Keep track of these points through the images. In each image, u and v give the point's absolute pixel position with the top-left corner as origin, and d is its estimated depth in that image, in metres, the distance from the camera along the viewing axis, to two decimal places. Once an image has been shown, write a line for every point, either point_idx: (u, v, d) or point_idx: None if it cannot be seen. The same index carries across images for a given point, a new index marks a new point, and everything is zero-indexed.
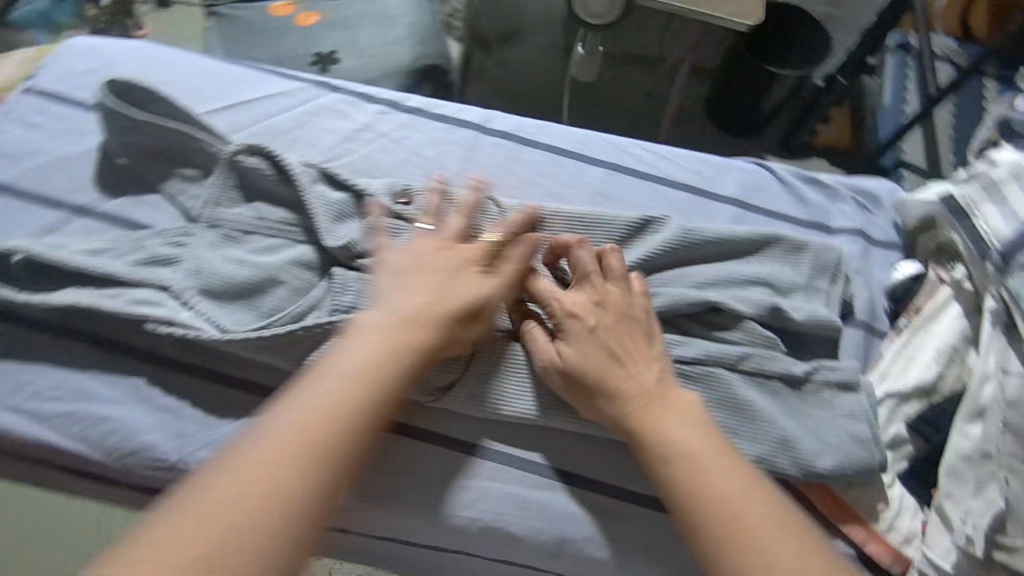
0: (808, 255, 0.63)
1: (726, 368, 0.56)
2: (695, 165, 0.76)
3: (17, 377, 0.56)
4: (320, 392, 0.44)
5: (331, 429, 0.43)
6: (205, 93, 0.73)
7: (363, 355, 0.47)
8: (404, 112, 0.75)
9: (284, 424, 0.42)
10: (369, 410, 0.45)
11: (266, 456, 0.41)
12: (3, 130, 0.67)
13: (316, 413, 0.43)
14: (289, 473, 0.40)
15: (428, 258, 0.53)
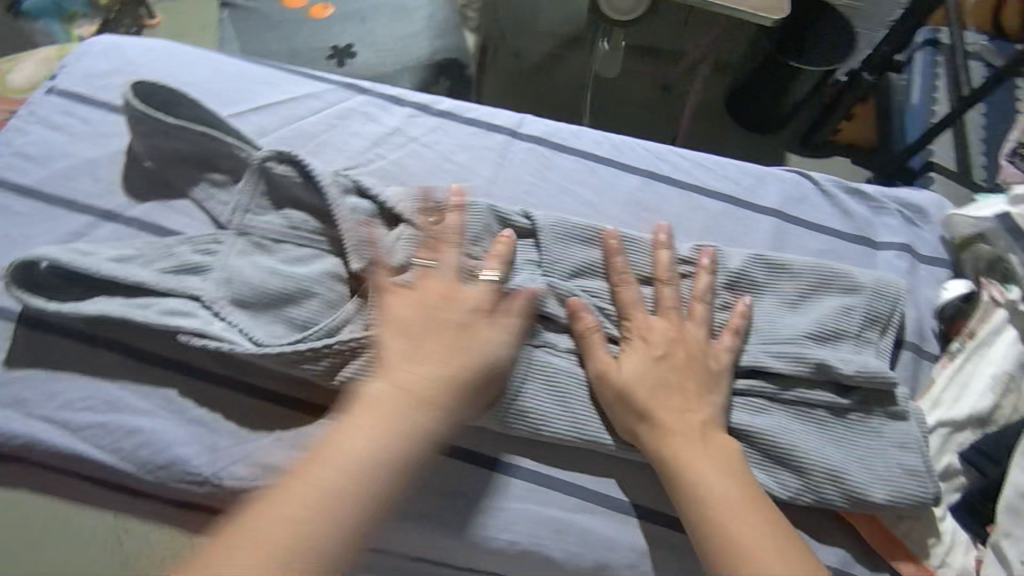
0: (865, 291, 0.62)
1: (768, 399, 0.57)
2: (734, 172, 0.74)
3: (47, 388, 0.55)
4: (314, 469, 0.43)
5: (343, 509, 0.42)
6: (231, 94, 0.71)
7: (362, 424, 0.45)
8: (434, 115, 0.73)
9: (294, 503, 0.42)
10: (383, 487, 0.44)
11: (273, 539, 0.40)
12: (26, 132, 0.65)
13: (306, 492, 0.42)
14: (283, 557, 0.40)
15: (430, 308, 0.52)
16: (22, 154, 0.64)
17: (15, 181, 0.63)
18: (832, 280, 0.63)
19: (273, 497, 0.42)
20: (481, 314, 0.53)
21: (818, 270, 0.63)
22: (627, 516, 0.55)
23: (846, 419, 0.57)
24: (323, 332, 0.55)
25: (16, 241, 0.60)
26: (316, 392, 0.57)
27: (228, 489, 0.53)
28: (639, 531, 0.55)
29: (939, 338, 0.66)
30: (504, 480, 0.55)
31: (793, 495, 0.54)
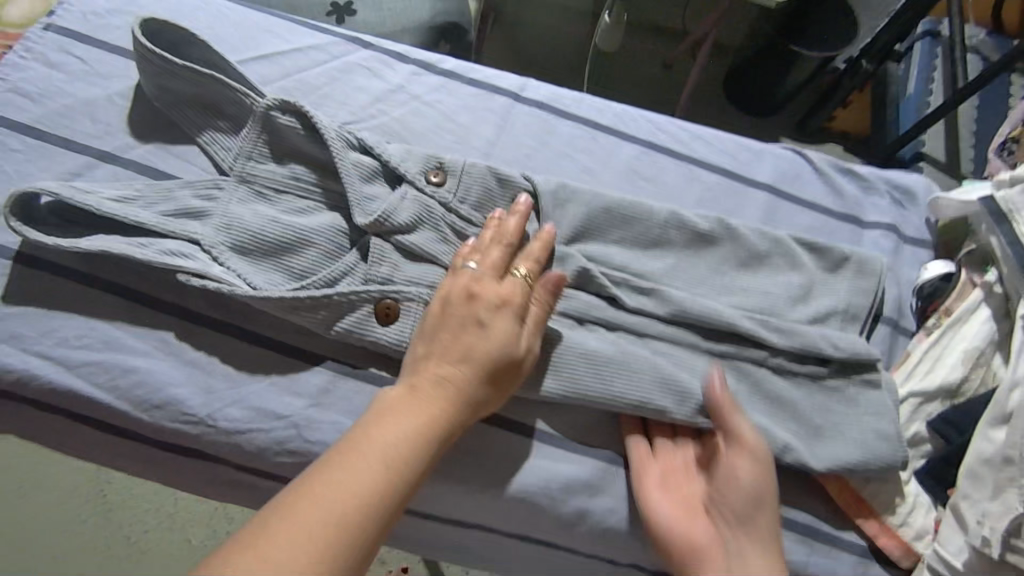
0: (848, 270, 0.65)
1: (757, 362, 0.59)
2: (731, 146, 0.75)
3: (43, 325, 0.55)
4: (367, 465, 0.46)
5: (365, 501, 0.45)
6: (232, 42, 0.70)
7: (406, 428, 0.48)
8: (437, 74, 0.72)
9: (323, 495, 0.44)
10: (398, 481, 0.46)
11: (306, 529, 0.42)
12: (23, 68, 0.64)
13: (365, 489, 0.45)
14: (319, 546, 0.42)
15: (456, 311, 0.53)
16: (17, 90, 0.63)
17: (11, 117, 0.62)
18: (817, 257, 0.65)
19: (326, 487, 0.44)
20: (503, 310, 0.54)
21: (807, 243, 0.65)
22: (607, 467, 0.58)
23: (824, 386, 0.60)
24: (322, 282, 0.57)
25: (14, 177, 0.60)
26: (312, 340, 0.58)
27: (224, 429, 0.54)
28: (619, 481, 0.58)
29: (918, 315, 0.69)
30: (495, 432, 0.58)
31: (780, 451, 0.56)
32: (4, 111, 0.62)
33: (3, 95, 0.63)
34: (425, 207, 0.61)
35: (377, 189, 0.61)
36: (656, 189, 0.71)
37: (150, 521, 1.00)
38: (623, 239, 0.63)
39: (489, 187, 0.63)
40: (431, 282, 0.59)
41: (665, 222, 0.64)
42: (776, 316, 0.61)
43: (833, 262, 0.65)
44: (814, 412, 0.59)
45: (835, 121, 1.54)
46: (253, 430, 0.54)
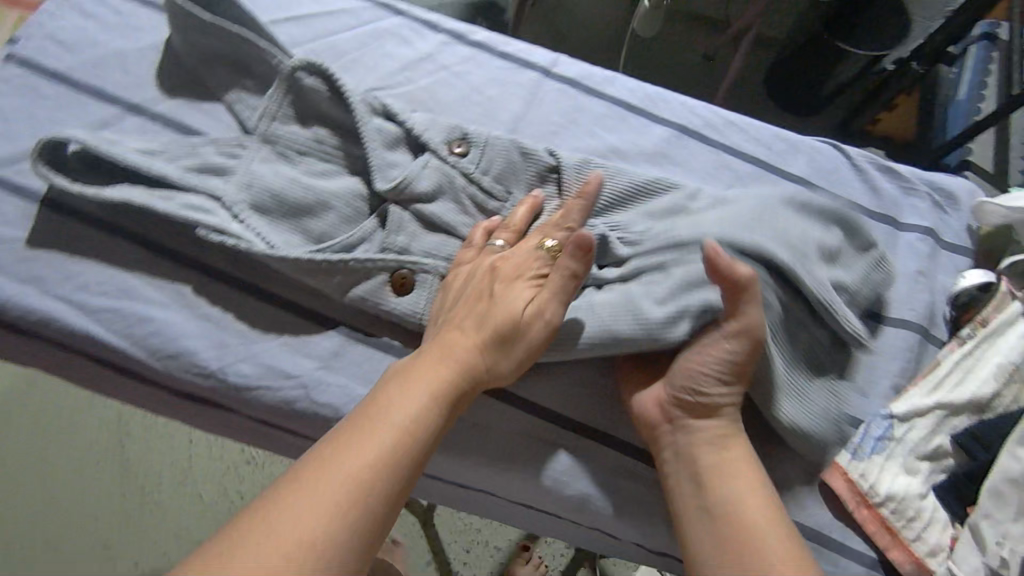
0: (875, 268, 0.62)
1: (778, 308, 0.55)
2: (766, 136, 0.72)
3: (65, 269, 0.56)
4: (385, 428, 0.45)
5: (378, 461, 0.44)
6: (266, 2, 0.69)
7: (423, 395, 0.48)
8: (468, 45, 0.71)
9: (336, 457, 0.43)
10: (411, 441, 0.46)
11: (320, 490, 0.42)
12: (59, 17, 0.65)
13: (381, 451, 0.44)
14: (333, 504, 0.41)
15: (475, 284, 0.54)
16: (52, 38, 0.63)
17: (45, 64, 0.62)
18: (849, 235, 0.61)
19: (342, 450, 0.44)
20: (519, 278, 0.54)
21: (848, 218, 0.61)
22: (612, 451, 0.57)
23: (816, 367, 0.58)
24: (337, 248, 0.56)
25: (44, 122, 0.60)
26: (325, 303, 0.58)
27: (233, 384, 0.54)
28: (625, 465, 0.57)
29: (951, 325, 0.66)
30: (503, 409, 0.57)
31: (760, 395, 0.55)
32: (38, 58, 0.63)
33: (39, 42, 0.63)
34: (447, 176, 0.60)
35: (398, 158, 0.60)
36: (685, 175, 0.69)
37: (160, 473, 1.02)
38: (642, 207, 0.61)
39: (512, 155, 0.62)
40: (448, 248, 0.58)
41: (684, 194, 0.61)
42: (811, 259, 0.56)
43: (861, 245, 0.62)
44: (801, 381, 0.57)
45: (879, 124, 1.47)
46: (261, 388, 0.54)
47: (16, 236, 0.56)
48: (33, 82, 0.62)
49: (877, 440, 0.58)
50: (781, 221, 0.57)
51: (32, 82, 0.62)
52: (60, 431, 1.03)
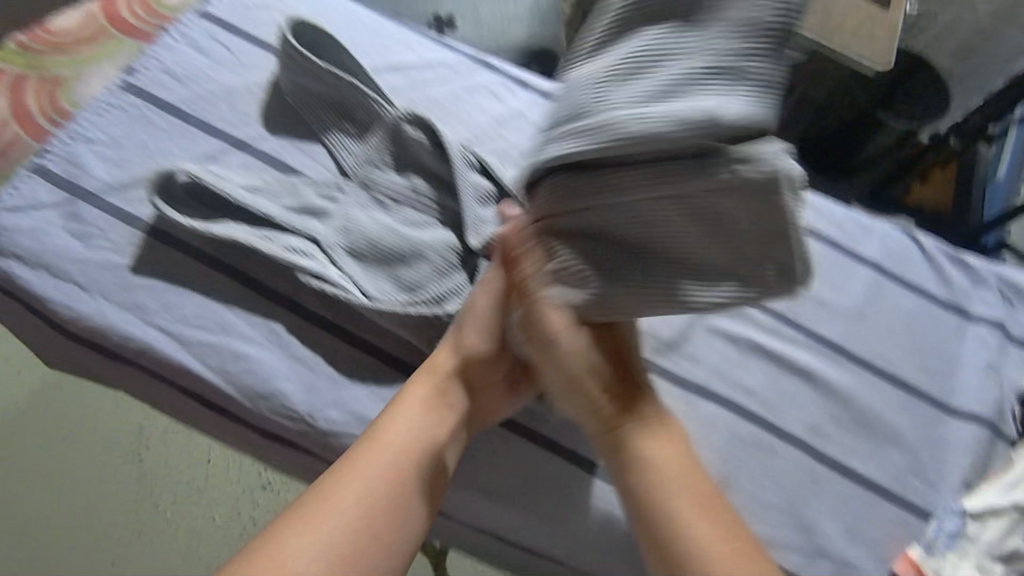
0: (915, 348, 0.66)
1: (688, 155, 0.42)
2: (842, 217, 0.73)
3: (166, 300, 0.57)
4: (390, 447, 0.52)
5: (361, 479, 0.51)
6: (368, 49, 0.72)
7: (424, 413, 0.54)
8: (558, 104, 0.72)
9: (335, 478, 0.51)
10: (394, 459, 0.52)
11: (316, 504, 0.50)
12: (173, 49, 0.66)
13: (370, 469, 0.51)
14: (318, 516, 0.49)
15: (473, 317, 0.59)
16: (166, 69, 0.66)
17: (158, 95, 0.64)
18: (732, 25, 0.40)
19: (342, 474, 0.51)
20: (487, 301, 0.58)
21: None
22: None
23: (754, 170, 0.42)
24: (430, 300, 0.58)
25: (154, 153, 0.62)
26: (413, 353, 0.59)
27: (321, 429, 0.55)
28: None
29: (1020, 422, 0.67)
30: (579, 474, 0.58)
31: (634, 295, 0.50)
32: (151, 88, 0.64)
33: (153, 72, 0.65)
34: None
35: (482, 211, 0.61)
36: None
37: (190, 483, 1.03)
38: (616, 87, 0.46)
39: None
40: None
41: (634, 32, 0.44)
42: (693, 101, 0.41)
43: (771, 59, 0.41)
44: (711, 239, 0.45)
45: (912, 196, 1.50)
46: (348, 434, 0.55)
47: (121, 263, 0.58)
48: (145, 112, 0.64)
49: (948, 536, 0.59)
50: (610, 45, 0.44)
51: (144, 111, 0.64)
52: (95, 435, 1.04)
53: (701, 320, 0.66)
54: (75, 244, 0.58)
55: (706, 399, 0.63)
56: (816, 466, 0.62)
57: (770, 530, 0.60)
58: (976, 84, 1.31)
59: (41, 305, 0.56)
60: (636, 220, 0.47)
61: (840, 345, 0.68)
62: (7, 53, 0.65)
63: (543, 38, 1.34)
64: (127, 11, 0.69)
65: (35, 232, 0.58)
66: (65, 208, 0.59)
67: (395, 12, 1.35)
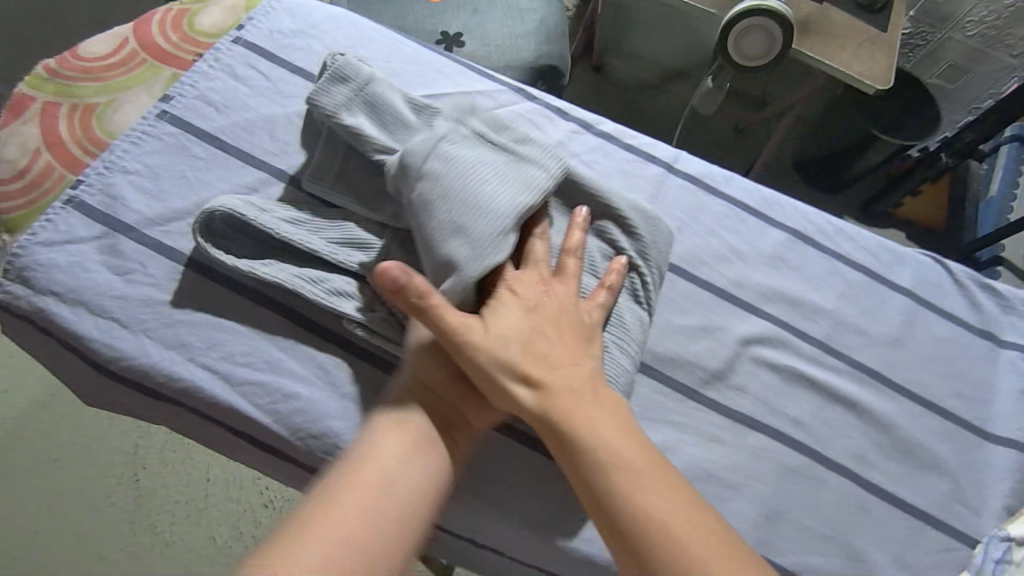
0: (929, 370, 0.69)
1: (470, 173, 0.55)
2: (874, 245, 0.74)
3: (209, 337, 0.55)
4: (356, 480, 0.47)
5: (345, 498, 0.46)
6: (408, 78, 0.71)
7: (391, 448, 0.50)
8: (596, 134, 0.73)
9: (315, 500, 0.46)
10: (382, 477, 0.48)
11: (294, 531, 0.44)
12: (211, 77, 0.66)
13: (353, 490, 0.47)
14: (295, 538, 0.44)
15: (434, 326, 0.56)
16: (204, 98, 0.64)
17: (196, 124, 0.63)
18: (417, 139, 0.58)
19: (321, 496, 0.46)
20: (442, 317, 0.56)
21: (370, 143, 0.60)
22: None
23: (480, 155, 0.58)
24: None
25: (193, 183, 0.60)
26: None
27: None
28: None
29: None
30: None
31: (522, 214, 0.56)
32: (190, 117, 0.63)
33: (191, 101, 0.64)
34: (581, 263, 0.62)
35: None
36: (800, 280, 0.71)
37: (195, 507, 0.99)
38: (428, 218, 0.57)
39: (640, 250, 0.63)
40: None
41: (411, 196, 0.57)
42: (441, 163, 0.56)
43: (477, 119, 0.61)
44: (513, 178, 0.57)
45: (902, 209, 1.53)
46: None
47: (162, 298, 0.56)
48: (183, 142, 0.62)
49: (997, 563, 0.60)
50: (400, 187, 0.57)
51: (182, 140, 0.62)
52: (103, 460, 1.01)
53: (746, 349, 0.66)
54: (114, 279, 0.56)
55: (754, 429, 0.63)
56: (864, 496, 0.63)
57: (824, 562, 0.60)
58: (961, 103, 1.34)
59: (80, 345, 0.54)
60: (472, 198, 0.55)
61: (880, 374, 0.68)
62: (37, 78, 0.64)
63: (551, 56, 1.34)
64: (160, 36, 0.68)
65: (71, 267, 0.55)
66: (102, 241, 0.57)
67: (401, 28, 1.34)
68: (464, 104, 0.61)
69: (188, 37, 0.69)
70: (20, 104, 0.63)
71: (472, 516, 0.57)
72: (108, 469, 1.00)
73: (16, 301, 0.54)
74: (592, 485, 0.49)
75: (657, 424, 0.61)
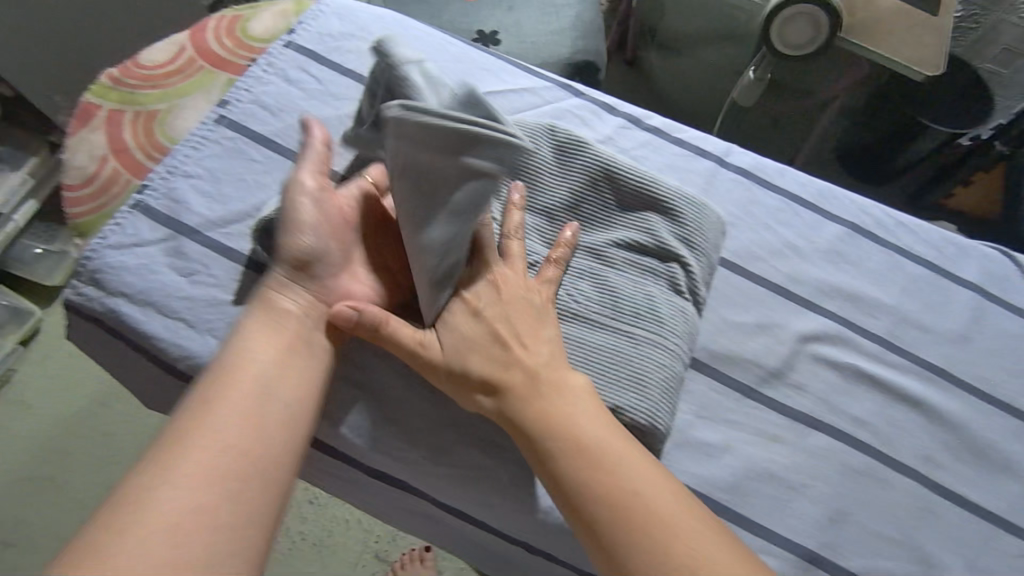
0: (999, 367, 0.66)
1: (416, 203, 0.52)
2: (937, 238, 0.72)
3: None
4: (237, 392, 0.49)
5: (232, 411, 0.48)
6: (455, 78, 0.72)
7: (265, 356, 0.51)
8: (644, 129, 0.72)
9: (197, 415, 0.47)
10: (264, 388, 0.50)
11: (181, 447, 0.45)
12: (265, 82, 0.67)
13: (235, 400, 0.48)
14: (180, 450, 0.45)
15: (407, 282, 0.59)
16: (259, 102, 0.66)
17: (253, 129, 0.64)
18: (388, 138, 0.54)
19: (205, 411, 0.47)
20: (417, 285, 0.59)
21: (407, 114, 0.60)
22: (796, 555, 0.57)
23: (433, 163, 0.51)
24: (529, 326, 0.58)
25: (251, 186, 0.62)
26: None
27: None
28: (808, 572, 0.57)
29: None
30: None
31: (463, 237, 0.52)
32: (246, 121, 0.65)
33: (247, 106, 0.65)
34: (631, 258, 0.60)
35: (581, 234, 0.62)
36: (859, 275, 0.68)
37: None
38: None
39: (688, 244, 0.61)
40: (617, 324, 0.57)
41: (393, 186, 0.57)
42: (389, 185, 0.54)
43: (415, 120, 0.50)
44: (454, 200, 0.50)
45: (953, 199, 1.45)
46: None
47: (226, 298, 0.57)
48: (241, 146, 0.63)
49: None
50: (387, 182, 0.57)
51: (239, 144, 0.64)
52: None
53: (805, 346, 0.64)
54: (180, 280, 0.57)
55: (816, 429, 0.62)
56: (934, 498, 0.61)
57: (892, 565, 0.58)
58: None
59: (150, 344, 0.55)
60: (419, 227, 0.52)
61: (946, 371, 0.66)
62: (100, 88, 0.66)
63: (587, 51, 1.33)
64: (215, 42, 0.70)
65: (140, 269, 0.57)
66: (167, 243, 0.58)
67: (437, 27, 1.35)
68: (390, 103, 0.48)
69: (241, 43, 0.70)
70: (85, 112, 0.65)
71: (529, 517, 0.57)
72: None
73: (88, 302, 0.56)
74: (539, 441, 0.50)
75: (715, 423, 0.60)
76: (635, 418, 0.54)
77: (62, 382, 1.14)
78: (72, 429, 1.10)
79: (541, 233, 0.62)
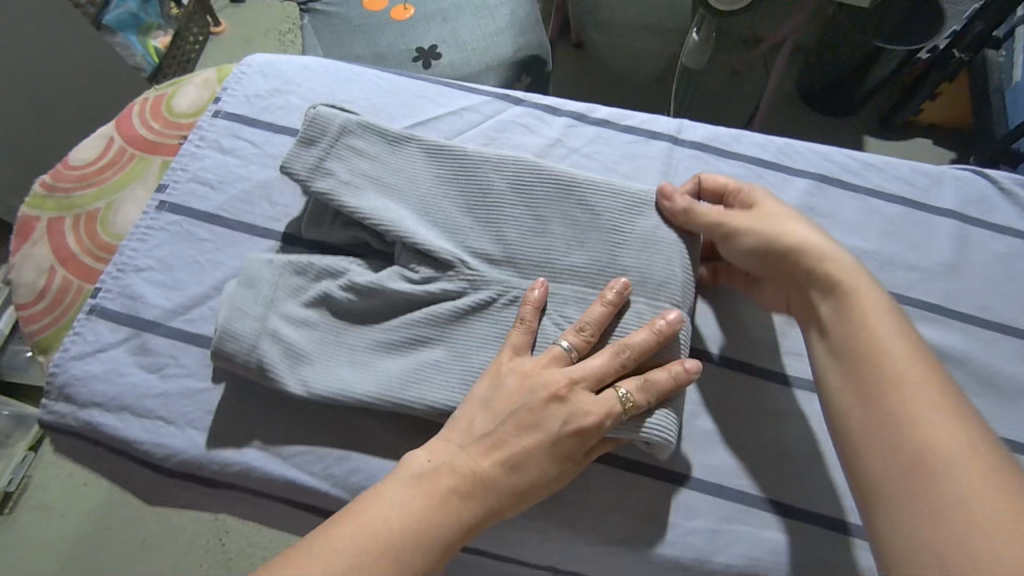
0: (994, 290, 0.65)
1: (294, 339, 0.54)
2: (907, 172, 0.70)
3: (252, 417, 0.55)
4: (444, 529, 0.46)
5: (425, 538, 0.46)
6: (392, 112, 0.70)
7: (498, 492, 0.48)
8: (592, 124, 0.71)
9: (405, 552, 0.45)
10: (452, 517, 0.47)
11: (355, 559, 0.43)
12: (200, 157, 0.65)
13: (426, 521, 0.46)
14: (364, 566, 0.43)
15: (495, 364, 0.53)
16: (198, 179, 0.64)
17: (195, 208, 0.63)
18: (247, 283, 0.55)
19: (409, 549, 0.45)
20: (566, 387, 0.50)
21: (317, 155, 0.59)
22: (830, 529, 0.55)
23: (286, 347, 0.54)
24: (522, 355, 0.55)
25: (205, 267, 0.60)
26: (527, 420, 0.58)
27: None
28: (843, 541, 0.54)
29: None
30: (714, 500, 0.56)
31: (344, 364, 0.55)
32: (188, 202, 0.63)
33: (187, 185, 0.64)
34: (598, 263, 0.58)
35: (542, 242, 0.59)
36: (835, 226, 0.67)
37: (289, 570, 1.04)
38: (291, 293, 0.57)
39: (649, 234, 0.58)
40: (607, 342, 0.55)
41: (271, 282, 0.56)
42: (272, 311, 0.55)
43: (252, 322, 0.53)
44: (314, 357, 0.55)
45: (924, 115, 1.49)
46: None
47: (201, 386, 0.56)
48: (188, 228, 0.62)
49: None
50: (255, 278, 0.56)
51: (185, 227, 0.62)
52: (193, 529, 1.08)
53: None
54: (151, 378, 0.56)
55: None
56: None
57: None
58: None
59: (131, 450, 0.54)
60: (318, 347, 0.55)
61: (940, 306, 0.64)
62: (36, 198, 0.65)
63: (530, 47, 1.32)
64: (143, 127, 0.68)
65: (108, 374, 0.56)
66: (131, 342, 0.57)
67: (376, 54, 1.32)
68: (219, 344, 0.53)
69: (168, 122, 0.69)
70: (25, 225, 0.64)
71: (550, 544, 0.55)
72: (195, 540, 1.07)
73: (62, 419, 0.55)
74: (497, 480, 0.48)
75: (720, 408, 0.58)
76: (650, 434, 0.52)
77: (75, 482, 1.13)
78: (91, 525, 1.09)
79: (511, 262, 0.58)
